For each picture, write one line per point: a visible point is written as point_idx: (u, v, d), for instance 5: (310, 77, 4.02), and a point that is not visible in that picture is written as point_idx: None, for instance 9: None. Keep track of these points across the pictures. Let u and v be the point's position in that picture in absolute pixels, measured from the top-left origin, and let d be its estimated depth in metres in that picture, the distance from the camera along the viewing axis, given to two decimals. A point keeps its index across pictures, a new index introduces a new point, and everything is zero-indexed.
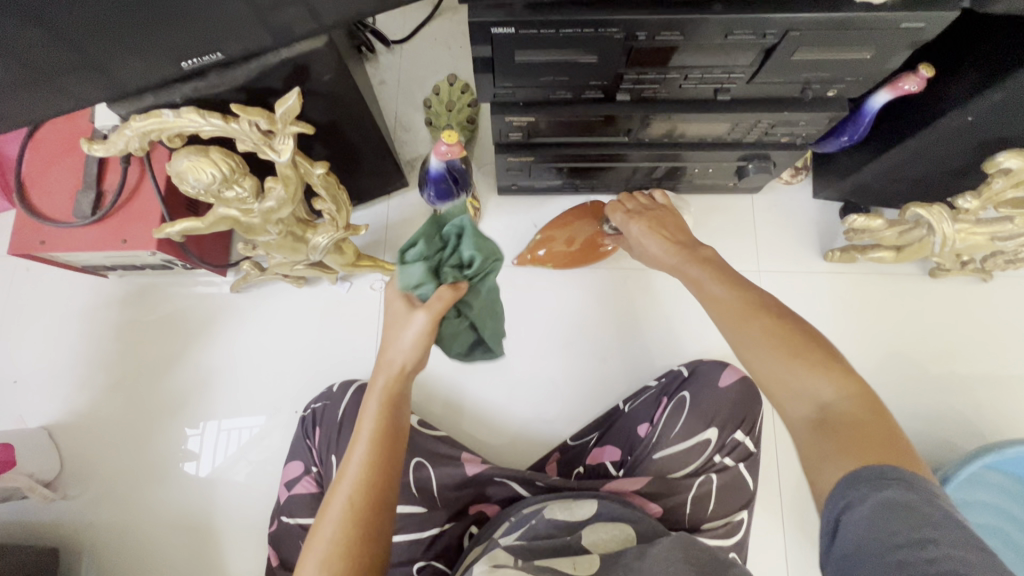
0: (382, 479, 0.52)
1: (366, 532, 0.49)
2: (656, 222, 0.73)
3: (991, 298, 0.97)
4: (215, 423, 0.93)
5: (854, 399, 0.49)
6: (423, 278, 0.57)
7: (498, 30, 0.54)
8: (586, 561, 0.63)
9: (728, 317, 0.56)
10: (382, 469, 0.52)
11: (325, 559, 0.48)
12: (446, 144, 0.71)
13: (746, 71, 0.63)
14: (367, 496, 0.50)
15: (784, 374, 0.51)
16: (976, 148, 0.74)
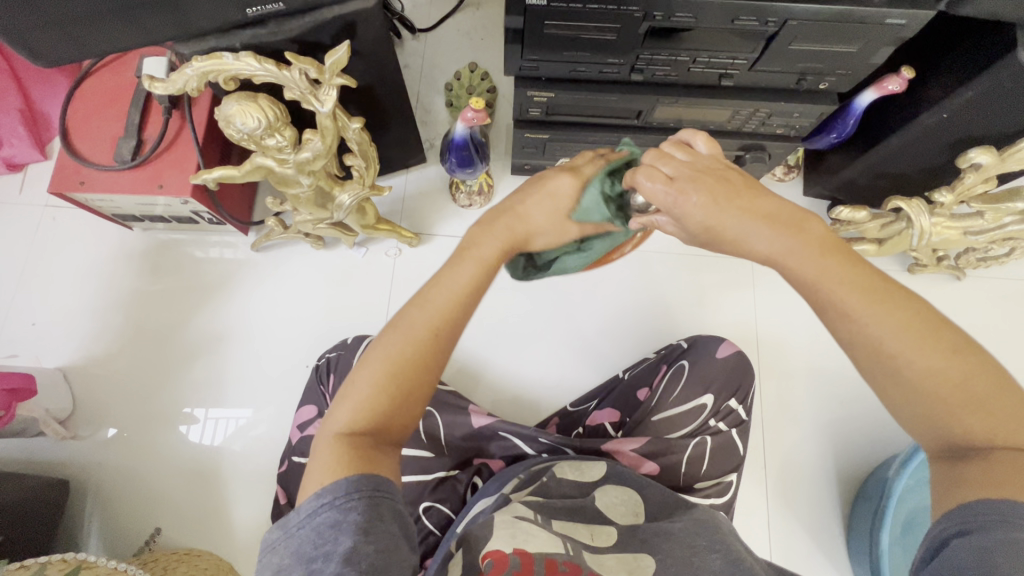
0: (434, 358, 0.49)
1: (400, 401, 0.48)
2: (702, 177, 0.47)
3: (964, 296, 1.05)
4: (202, 412, 0.94)
5: (1003, 412, 0.42)
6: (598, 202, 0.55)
7: (531, 2, 0.61)
8: (604, 531, 0.61)
9: (842, 315, 0.44)
10: (435, 346, 0.49)
11: (360, 410, 0.47)
12: (472, 110, 0.78)
13: (748, 58, 0.70)
14: (414, 363, 0.48)
15: (918, 386, 0.43)
16: (952, 146, 0.81)
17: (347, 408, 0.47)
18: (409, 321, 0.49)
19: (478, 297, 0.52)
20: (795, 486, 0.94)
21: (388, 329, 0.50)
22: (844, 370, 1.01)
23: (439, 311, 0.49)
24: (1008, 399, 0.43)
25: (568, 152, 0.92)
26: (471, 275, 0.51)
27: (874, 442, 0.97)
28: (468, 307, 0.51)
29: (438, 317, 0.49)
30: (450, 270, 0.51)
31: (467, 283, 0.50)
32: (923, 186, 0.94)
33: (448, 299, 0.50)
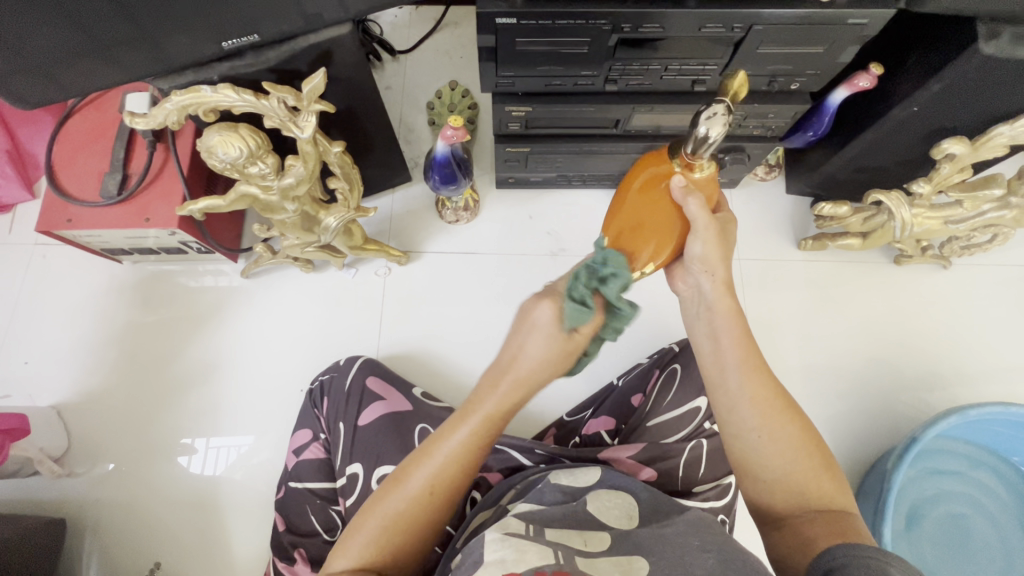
0: (430, 518, 0.52)
1: (398, 551, 0.52)
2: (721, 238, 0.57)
3: (951, 284, 1.05)
4: (205, 440, 0.94)
5: (830, 485, 0.53)
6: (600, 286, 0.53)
7: (501, 20, 0.63)
8: (597, 537, 0.60)
9: (726, 374, 0.55)
10: (429, 507, 0.52)
11: (360, 557, 0.51)
12: (451, 127, 0.79)
13: (719, 64, 0.72)
14: (411, 525, 0.52)
15: (778, 447, 0.53)
16: (925, 137, 0.83)
17: (347, 553, 0.51)
18: (409, 478, 0.52)
19: (478, 458, 0.54)
20: None
21: (391, 486, 0.53)
22: (836, 365, 1.01)
23: (430, 480, 0.52)
24: (835, 474, 0.54)
25: (550, 162, 0.93)
26: (466, 456, 0.53)
27: (871, 435, 0.97)
28: (471, 468, 0.53)
29: (446, 473, 0.52)
30: (449, 438, 0.53)
31: (472, 449, 0.53)
32: (900, 178, 0.95)
33: (451, 455, 0.52)
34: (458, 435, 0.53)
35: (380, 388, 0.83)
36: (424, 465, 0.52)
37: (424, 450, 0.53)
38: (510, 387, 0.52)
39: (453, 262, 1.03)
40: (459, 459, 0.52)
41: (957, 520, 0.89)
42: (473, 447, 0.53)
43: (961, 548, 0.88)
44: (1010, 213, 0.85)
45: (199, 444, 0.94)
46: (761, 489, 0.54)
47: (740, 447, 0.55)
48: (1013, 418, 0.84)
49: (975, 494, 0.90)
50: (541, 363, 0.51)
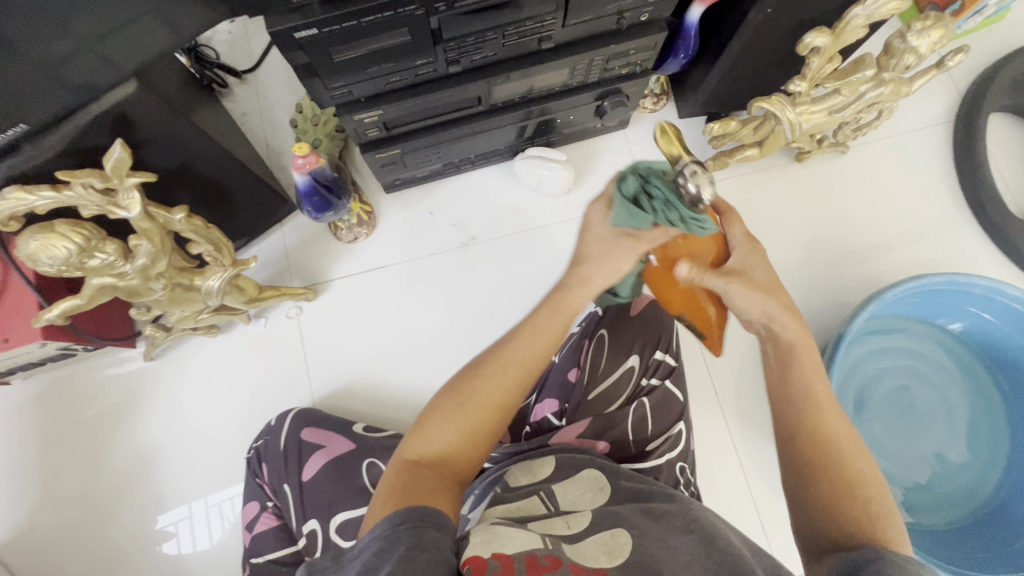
0: (509, 405, 0.56)
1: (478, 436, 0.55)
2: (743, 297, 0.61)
3: (853, 168, 1.06)
4: (200, 502, 0.91)
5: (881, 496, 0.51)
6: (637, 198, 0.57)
7: (300, 34, 0.56)
8: (578, 517, 0.60)
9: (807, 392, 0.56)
10: (509, 393, 0.56)
11: (439, 442, 0.54)
12: (300, 156, 0.73)
13: (557, 17, 0.67)
14: (494, 408, 0.55)
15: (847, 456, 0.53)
16: (788, 35, 0.81)
17: (428, 443, 0.54)
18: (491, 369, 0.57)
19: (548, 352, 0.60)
20: (750, 407, 0.94)
21: (469, 375, 0.57)
22: None
23: (515, 359, 0.57)
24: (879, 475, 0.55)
25: (426, 155, 0.88)
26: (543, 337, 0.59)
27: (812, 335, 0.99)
28: (541, 357, 0.59)
29: (520, 369, 0.57)
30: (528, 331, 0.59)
31: (537, 354, 0.59)
32: (780, 78, 0.92)
33: (523, 356, 0.58)
34: (529, 333, 0.59)
35: (317, 436, 0.84)
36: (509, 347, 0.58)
37: (492, 358, 0.58)
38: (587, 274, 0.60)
39: (364, 282, 0.98)
40: (530, 358, 0.58)
41: (900, 392, 0.93)
42: (538, 349, 0.59)
43: (908, 418, 0.92)
44: (886, 89, 0.84)
45: (182, 528, 0.90)
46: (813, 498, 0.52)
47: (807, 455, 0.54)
48: (926, 288, 0.86)
49: (916, 364, 0.94)
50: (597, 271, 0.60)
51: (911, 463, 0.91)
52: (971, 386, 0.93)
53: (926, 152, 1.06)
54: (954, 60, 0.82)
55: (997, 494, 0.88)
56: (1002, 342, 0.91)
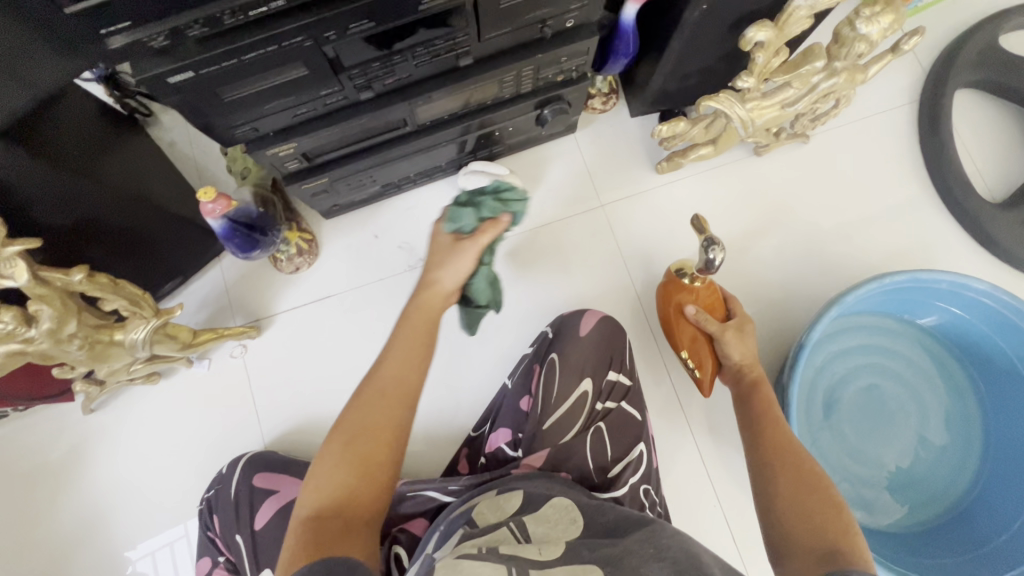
0: (393, 420, 0.54)
1: (371, 462, 0.52)
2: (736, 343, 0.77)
3: (816, 158, 1.01)
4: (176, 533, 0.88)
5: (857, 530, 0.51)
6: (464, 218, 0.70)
7: (175, 78, 0.50)
8: (553, 545, 0.53)
9: (782, 423, 0.64)
10: (393, 410, 0.54)
11: (329, 487, 0.50)
12: (207, 202, 0.68)
13: (470, 33, 0.61)
14: (378, 430, 0.53)
15: (816, 493, 0.54)
16: (730, 28, 0.75)
17: (319, 489, 0.50)
18: (369, 394, 0.55)
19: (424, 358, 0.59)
20: (716, 416, 0.91)
21: (348, 407, 0.55)
22: (728, 278, 0.97)
23: (391, 376, 0.56)
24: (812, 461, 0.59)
25: (359, 179, 0.83)
26: (408, 349, 0.59)
27: (781, 337, 0.95)
28: (416, 366, 0.58)
29: (397, 384, 0.56)
30: (376, 366, 0.58)
31: (411, 366, 0.58)
32: (730, 71, 0.87)
33: (396, 375, 0.57)
34: (388, 359, 0.58)
35: (269, 481, 0.79)
36: (375, 371, 0.57)
37: (365, 388, 0.56)
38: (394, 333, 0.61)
39: (310, 313, 0.94)
40: (406, 374, 0.57)
41: (869, 392, 0.90)
42: (409, 366, 0.58)
43: (878, 419, 0.89)
44: (840, 79, 0.79)
45: (144, 567, 0.86)
46: (775, 512, 0.55)
47: (771, 469, 0.59)
48: (893, 287, 0.83)
49: (886, 361, 0.91)
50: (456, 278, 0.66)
51: (882, 465, 0.88)
52: (943, 381, 0.91)
53: (891, 135, 1.01)
54: (909, 43, 0.76)
55: (970, 493, 0.86)
56: (973, 336, 0.88)
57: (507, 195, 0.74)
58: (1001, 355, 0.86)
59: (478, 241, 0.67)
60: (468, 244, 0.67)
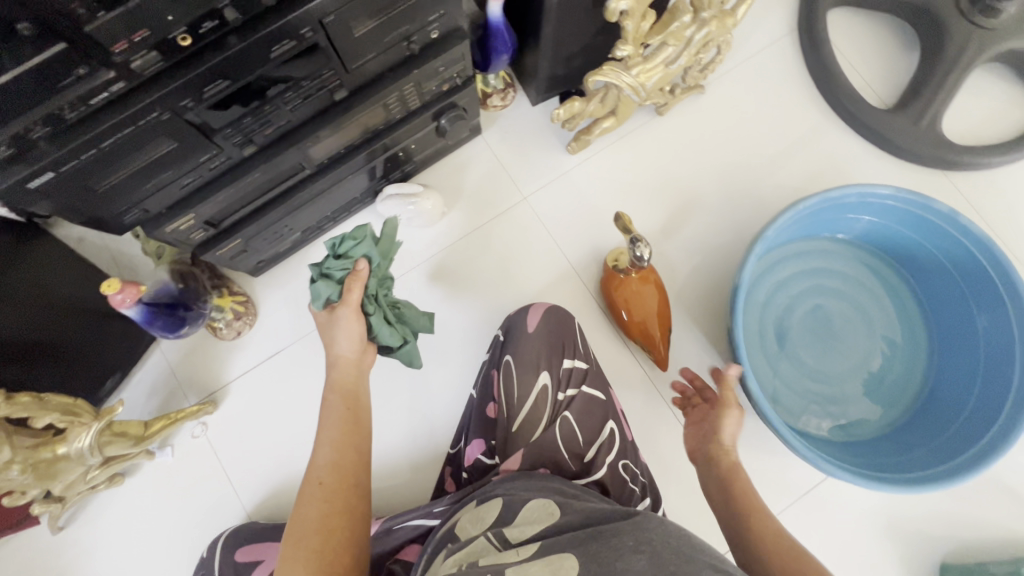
0: (345, 513, 0.54)
1: (330, 562, 0.51)
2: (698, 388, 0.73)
3: (716, 104, 1.04)
4: None
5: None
6: (321, 291, 0.68)
7: (36, 182, 0.49)
8: (529, 543, 0.53)
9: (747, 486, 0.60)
10: (340, 503, 0.54)
11: None
12: (116, 295, 0.65)
13: (334, 66, 0.61)
14: (330, 527, 0.52)
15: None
16: (595, 2, 0.77)
17: None
18: (311, 493, 0.54)
19: (363, 440, 0.59)
20: (679, 374, 0.94)
21: (295, 511, 0.54)
22: (661, 239, 0.99)
23: (330, 467, 0.56)
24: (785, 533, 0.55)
25: (275, 232, 0.82)
26: (343, 434, 0.58)
27: (723, 282, 0.97)
28: (355, 452, 0.57)
29: (337, 475, 0.55)
30: (316, 455, 0.57)
31: (345, 449, 0.57)
32: (611, 42, 0.89)
33: (332, 462, 0.56)
34: (325, 445, 0.57)
35: (251, 554, 0.79)
36: (316, 464, 0.56)
37: (304, 484, 0.55)
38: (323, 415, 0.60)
39: (262, 374, 0.92)
40: (340, 459, 0.56)
41: (814, 313, 0.94)
42: (344, 449, 0.57)
43: (829, 337, 0.93)
44: (711, 28, 0.81)
45: None
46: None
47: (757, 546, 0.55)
48: (810, 211, 0.86)
49: (823, 279, 0.95)
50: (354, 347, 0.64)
51: (843, 378, 0.92)
52: (880, 285, 0.95)
53: (780, 67, 1.05)
54: None
55: (928, 380, 0.90)
56: (892, 237, 0.93)
57: (342, 246, 0.70)
58: (918, 249, 0.91)
59: (350, 301, 0.65)
60: (341, 312, 0.65)
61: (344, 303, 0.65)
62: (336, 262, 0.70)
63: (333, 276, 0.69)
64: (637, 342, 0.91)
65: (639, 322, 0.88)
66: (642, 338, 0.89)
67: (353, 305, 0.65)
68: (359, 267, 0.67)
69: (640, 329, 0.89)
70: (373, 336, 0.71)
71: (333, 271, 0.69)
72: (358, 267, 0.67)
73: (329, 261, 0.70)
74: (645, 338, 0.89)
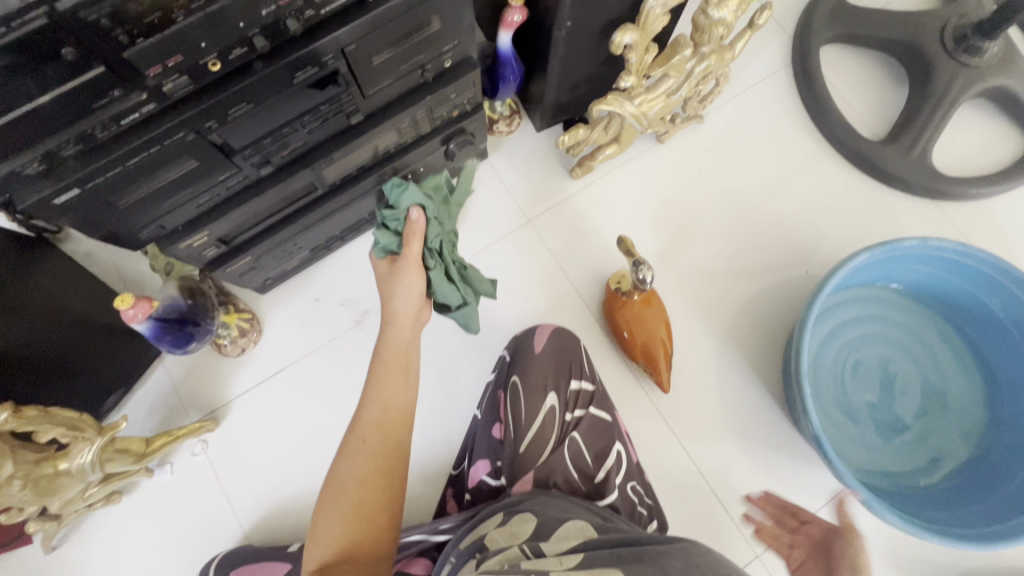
0: (388, 465, 0.56)
1: (367, 510, 0.53)
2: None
3: (713, 132, 1.08)
4: None
5: None
6: (378, 237, 0.70)
7: (61, 198, 0.50)
8: (570, 555, 0.53)
9: None
10: (383, 454, 0.56)
11: (330, 539, 0.52)
12: (129, 309, 0.66)
13: (351, 91, 0.63)
14: (372, 477, 0.55)
15: None
16: (600, 36, 0.80)
17: (320, 544, 0.52)
18: (358, 440, 0.57)
19: (410, 402, 0.61)
20: (680, 396, 0.94)
21: (342, 453, 0.57)
22: (662, 263, 1.01)
23: (376, 421, 0.58)
24: None
25: (284, 250, 0.84)
26: (391, 391, 0.60)
27: (723, 306, 0.99)
28: (399, 413, 0.59)
29: (382, 431, 0.58)
30: (365, 408, 0.59)
31: (391, 409, 0.59)
32: (614, 73, 0.92)
33: (377, 419, 0.58)
34: (373, 402, 0.60)
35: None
36: (364, 415, 0.59)
37: (352, 433, 0.58)
38: (375, 372, 0.62)
39: (265, 392, 0.92)
40: (385, 416, 0.59)
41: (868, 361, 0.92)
42: (389, 406, 0.59)
43: (886, 388, 0.91)
44: (711, 61, 0.85)
45: None
46: None
47: None
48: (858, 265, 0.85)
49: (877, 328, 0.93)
50: (402, 310, 0.66)
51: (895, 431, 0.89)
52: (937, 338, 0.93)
53: (775, 99, 1.09)
54: (761, 18, 0.83)
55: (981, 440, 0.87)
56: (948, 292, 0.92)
57: (392, 196, 0.71)
58: (956, 291, 0.89)
59: (410, 253, 0.68)
60: (403, 265, 0.67)
61: (407, 255, 0.68)
62: (392, 212, 0.71)
63: (392, 225, 0.71)
64: (640, 365, 0.92)
65: (641, 343, 0.89)
66: (644, 359, 0.90)
67: (414, 259, 0.67)
68: (415, 218, 0.68)
69: (642, 351, 0.90)
70: (431, 291, 0.72)
71: (390, 219, 0.71)
72: (413, 219, 0.68)
73: (384, 213, 0.71)
74: (647, 359, 0.90)
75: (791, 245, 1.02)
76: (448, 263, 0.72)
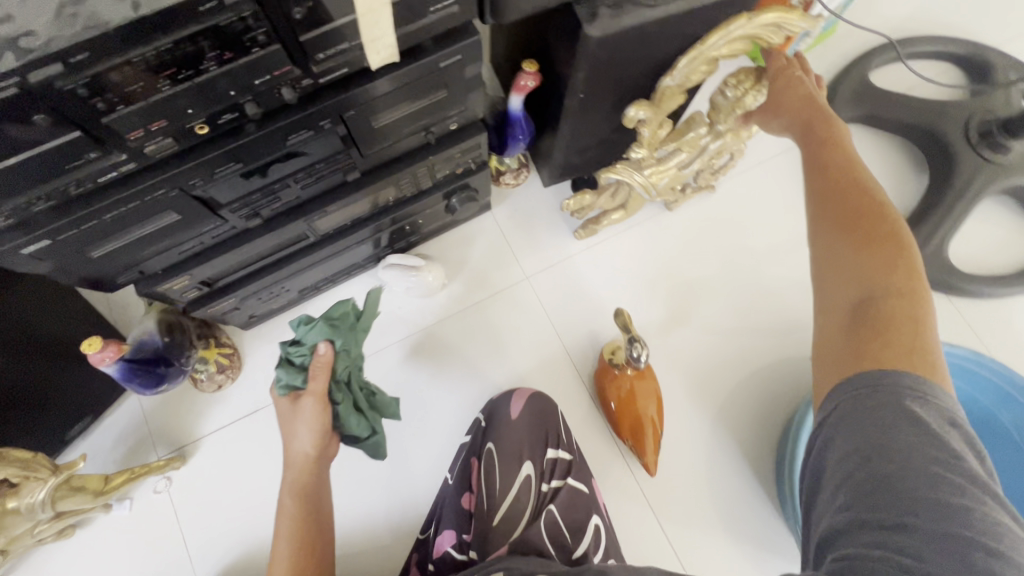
0: None
1: None
2: None
3: (724, 203, 1.05)
4: None
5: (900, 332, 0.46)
6: (283, 374, 0.69)
7: (30, 249, 0.48)
8: None
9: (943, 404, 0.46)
10: None
11: None
12: (96, 353, 0.64)
13: (349, 150, 0.61)
14: None
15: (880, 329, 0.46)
16: (615, 106, 0.79)
17: None
18: None
19: (320, 547, 0.61)
20: (667, 478, 0.90)
21: None
22: (660, 333, 0.97)
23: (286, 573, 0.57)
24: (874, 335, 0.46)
25: (271, 292, 0.81)
26: (299, 535, 0.60)
27: (720, 385, 0.95)
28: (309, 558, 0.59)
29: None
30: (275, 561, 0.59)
31: (298, 558, 0.59)
32: (627, 139, 0.91)
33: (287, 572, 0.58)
34: (281, 551, 0.59)
35: None
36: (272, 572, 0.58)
37: None
38: (283, 521, 0.62)
39: (237, 432, 0.89)
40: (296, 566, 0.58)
41: None
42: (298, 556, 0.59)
43: None
44: (727, 140, 0.82)
45: None
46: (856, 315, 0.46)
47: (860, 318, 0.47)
48: None
49: None
50: (313, 445, 0.65)
51: None
52: None
53: (790, 174, 1.07)
54: None
55: None
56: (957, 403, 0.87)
57: (302, 333, 0.69)
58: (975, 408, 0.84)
59: (314, 391, 0.66)
60: (305, 402, 0.66)
61: (309, 398, 0.66)
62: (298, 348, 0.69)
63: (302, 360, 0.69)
64: (627, 442, 0.88)
65: (630, 419, 0.85)
66: (632, 437, 0.86)
67: (319, 398, 0.66)
68: (321, 358, 0.66)
69: (632, 427, 0.86)
70: (340, 424, 0.71)
71: (297, 355, 0.69)
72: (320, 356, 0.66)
73: (291, 347, 0.70)
74: (635, 437, 0.86)
75: (796, 328, 0.98)
76: (356, 393, 0.72)
